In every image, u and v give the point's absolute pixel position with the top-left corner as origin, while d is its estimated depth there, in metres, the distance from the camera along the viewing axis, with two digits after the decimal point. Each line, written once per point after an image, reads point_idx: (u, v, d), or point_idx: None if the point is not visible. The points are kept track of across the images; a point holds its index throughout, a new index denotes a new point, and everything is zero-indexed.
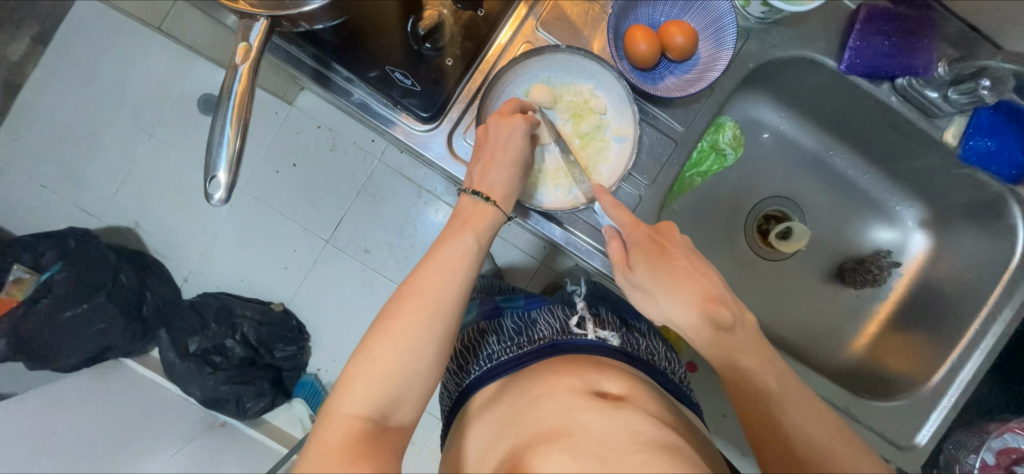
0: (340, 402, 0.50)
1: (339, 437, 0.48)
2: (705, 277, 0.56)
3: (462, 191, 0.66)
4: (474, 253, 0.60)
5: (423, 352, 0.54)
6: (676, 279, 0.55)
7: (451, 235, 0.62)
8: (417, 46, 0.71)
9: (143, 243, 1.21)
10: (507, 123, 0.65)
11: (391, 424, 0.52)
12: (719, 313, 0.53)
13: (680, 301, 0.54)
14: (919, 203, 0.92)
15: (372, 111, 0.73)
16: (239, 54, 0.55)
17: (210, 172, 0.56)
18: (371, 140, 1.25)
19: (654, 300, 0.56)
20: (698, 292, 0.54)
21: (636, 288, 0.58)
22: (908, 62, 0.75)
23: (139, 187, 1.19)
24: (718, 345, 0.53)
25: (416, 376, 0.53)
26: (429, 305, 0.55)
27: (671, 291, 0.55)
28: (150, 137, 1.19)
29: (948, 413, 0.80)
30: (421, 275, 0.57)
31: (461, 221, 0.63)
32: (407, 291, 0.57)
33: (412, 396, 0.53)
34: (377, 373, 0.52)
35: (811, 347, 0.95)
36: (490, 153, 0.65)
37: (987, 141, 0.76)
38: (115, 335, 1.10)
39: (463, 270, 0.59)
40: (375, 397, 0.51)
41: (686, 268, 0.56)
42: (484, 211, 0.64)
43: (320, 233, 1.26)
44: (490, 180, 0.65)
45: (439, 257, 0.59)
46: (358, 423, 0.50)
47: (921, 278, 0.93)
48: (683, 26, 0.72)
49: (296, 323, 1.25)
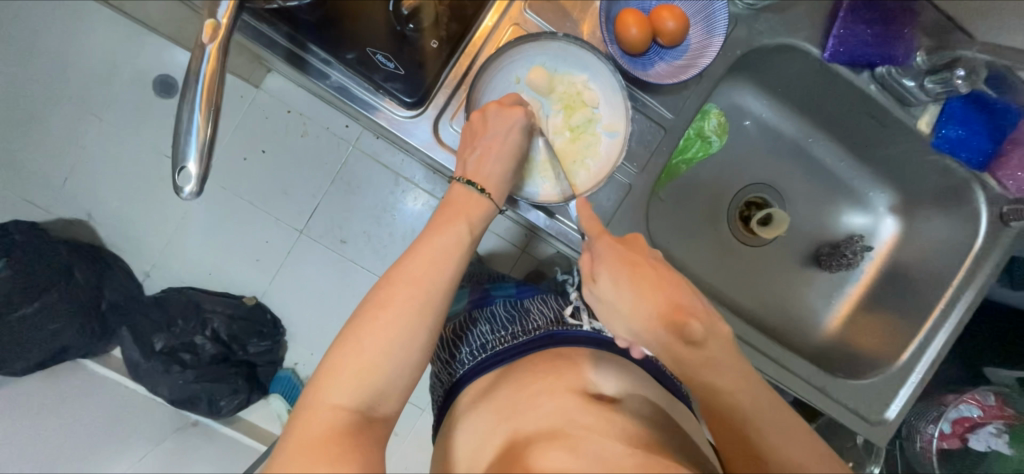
0: (324, 392, 0.48)
1: (323, 429, 0.46)
2: (671, 286, 0.53)
3: (455, 178, 0.64)
4: (466, 243, 0.58)
5: (412, 345, 0.52)
6: (641, 289, 0.52)
7: (442, 221, 0.59)
8: (400, 27, 0.66)
9: (98, 236, 1.12)
10: (506, 115, 0.63)
11: (376, 415, 0.50)
12: (689, 326, 0.50)
13: (649, 313, 0.51)
14: (890, 189, 0.96)
15: (352, 96, 0.69)
16: (206, 32, 0.51)
17: (178, 162, 0.51)
18: (345, 125, 1.19)
19: (621, 313, 0.53)
20: (664, 304, 0.52)
21: (602, 302, 0.55)
22: (890, 52, 0.77)
23: (89, 176, 1.10)
24: (692, 363, 0.51)
25: (403, 369, 0.51)
26: (420, 295, 0.53)
27: (637, 302, 0.52)
28: (99, 121, 1.10)
29: (916, 388, 0.85)
30: (412, 264, 0.55)
31: (451, 209, 0.60)
32: (396, 276, 0.54)
33: (400, 387, 0.51)
34: (363, 364, 0.49)
35: (787, 328, 0.99)
36: (487, 146, 0.63)
37: (959, 129, 0.79)
38: (70, 336, 1.00)
39: (455, 262, 0.56)
40: (361, 387, 0.49)
41: (654, 276, 0.53)
42: (477, 202, 0.62)
43: (294, 224, 1.20)
44: (485, 170, 0.63)
45: (429, 246, 0.56)
46: (344, 414, 0.47)
47: (891, 261, 0.97)
48: (675, 11, 0.71)
49: (270, 317, 1.20)
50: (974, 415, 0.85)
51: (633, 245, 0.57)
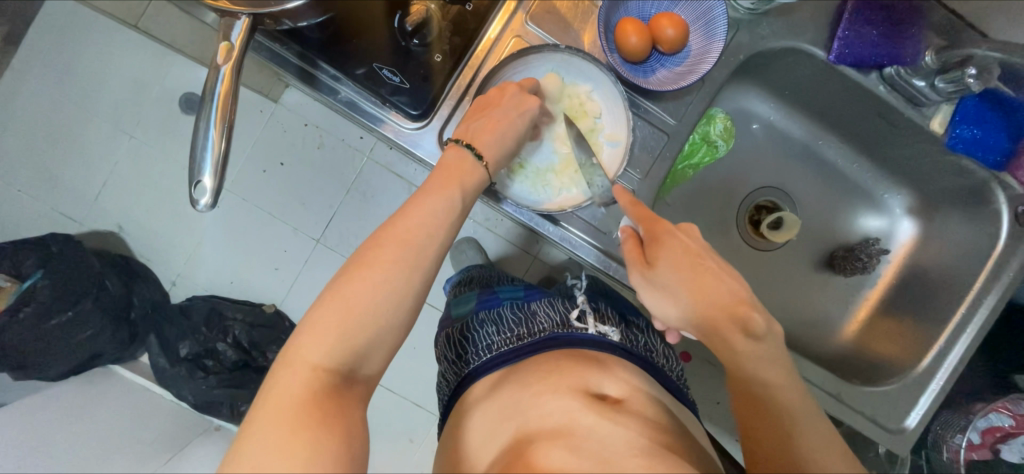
0: (305, 349, 0.49)
1: (302, 389, 0.47)
2: (734, 280, 0.54)
3: (453, 142, 0.63)
4: (458, 210, 0.58)
5: (399, 309, 0.52)
6: (702, 278, 0.53)
7: (436, 186, 0.58)
8: (405, 43, 0.69)
9: (128, 247, 1.18)
10: (525, 99, 0.66)
11: (357, 376, 0.51)
12: (750, 321, 0.52)
13: (706, 301, 0.53)
14: (906, 190, 0.94)
15: (360, 109, 0.72)
16: (221, 54, 0.54)
17: (194, 176, 0.54)
18: (359, 137, 1.23)
19: (675, 300, 0.55)
20: (727, 296, 0.53)
21: (654, 288, 0.56)
22: (897, 51, 0.76)
23: (120, 190, 1.16)
24: (746, 355, 0.53)
25: (385, 331, 0.51)
26: (408, 261, 0.53)
27: (695, 296, 0.53)
28: (130, 138, 1.16)
29: (937, 396, 0.83)
30: (403, 227, 0.54)
31: (445, 171, 0.60)
32: (386, 237, 0.54)
33: (382, 349, 0.52)
34: (347, 324, 0.50)
35: (800, 333, 0.97)
36: (494, 119, 0.64)
37: (972, 129, 0.77)
38: (104, 343, 1.07)
39: (446, 230, 0.56)
40: (342, 349, 0.49)
41: (713, 270, 0.54)
42: (470, 167, 0.61)
43: (311, 233, 1.24)
44: (486, 140, 0.63)
45: (421, 209, 0.56)
46: (323, 374, 0.48)
47: (908, 264, 0.94)
48: (674, 18, 0.72)
49: (288, 324, 1.23)
50: (1006, 425, 0.82)
51: (691, 236, 0.57)
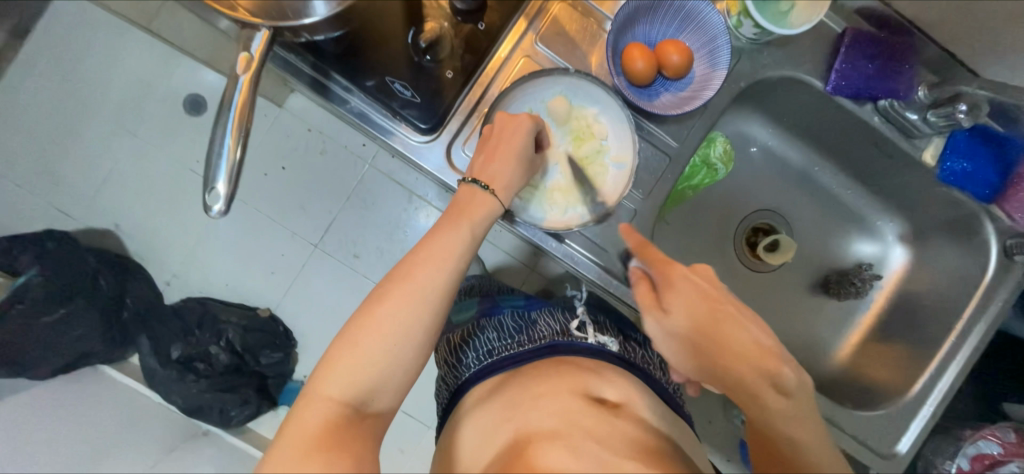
0: (320, 385, 0.50)
1: (317, 421, 0.48)
2: (754, 325, 0.52)
3: (461, 179, 0.65)
4: (468, 244, 0.59)
5: (410, 341, 0.53)
6: (724, 330, 0.51)
7: (447, 223, 0.60)
8: (418, 58, 0.71)
9: (126, 246, 1.18)
10: (511, 118, 0.66)
11: (370, 411, 0.51)
12: (775, 373, 0.50)
13: (726, 353, 0.51)
14: (898, 218, 0.96)
15: (370, 121, 0.73)
16: (240, 64, 0.55)
17: (208, 183, 0.55)
18: (363, 144, 1.24)
19: (693, 352, 0.52)
20: (748, 345, 0.51)
21: (668, 334, 0.53)
22: (891, 86, 0.79)
23: (121, 190, 1.16)
24: (770, 406, 0.52)
25: (397, 366, 0.52)
26: (416, 294, 0.54)
27: (718, 346, 0.51)
28: (133, 137, 1.17)
29: (927, 422, 0.84)
30: (415, 262, 0.56)
31: (455, 208, 0.62)
32: (397, 274, 0.55)
33: (394, 383, 0.53)
34: (361, 359, 0.51)
35: (793, 355, 0.98)
36: (494, 147, 0.65)
37: (963, 163, 0.80)
38: (94, 342, 1.06)
39: (456, 261, 0.57)
40: (355, 383, 0.50)
41: (732, 314, 0.52)
42: (481, 201, 0.62)
43: (310, 238, 1.24)
44: (492, 171, 0.64)
45: (434, 244, 0.58)
46: (337, 408, 0.49)
47: (899, 290, 0.97)
48: (679, 46, 0.74)
49: (283, 329, 1.23)
50: (994, 452, 0.83)
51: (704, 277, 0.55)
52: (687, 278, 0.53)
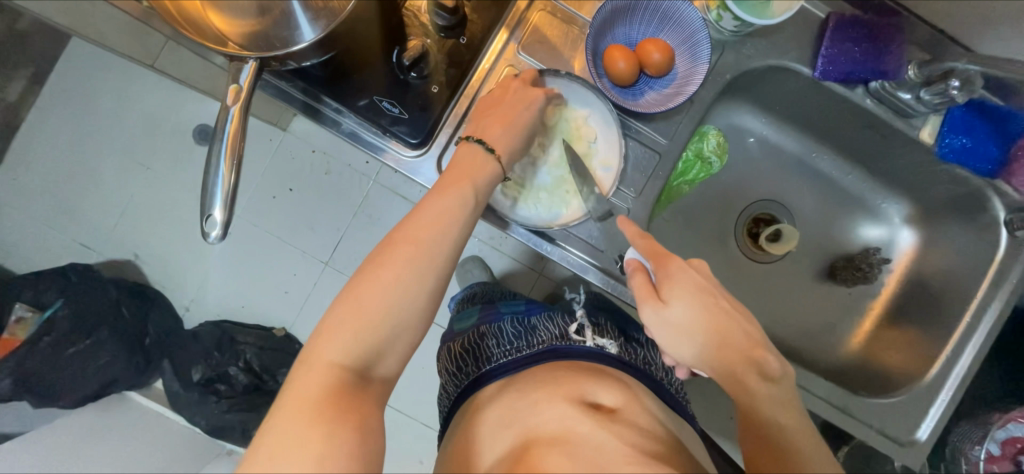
0: (320, 351, 0.50)
1: (317, 389, 0.47)
2: (746, 320, 0.54)
3: (465, 139, 0.66)
4: (470, 206, 0.60)
5: (414, 296, 0.53)
6: (719, 323, 0.52)
7: (449, 184, 0.61)
8: (403, 75, 0.72)
9: (143, 274, 1.22)
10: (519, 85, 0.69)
11: (373, 376, 0.52)
12: (765, 362, 0.52)
13: (722, 345, 0.52)
14: (904, 200, 0.94)
15: (361, 139, 0.76)
16: (230, 96, 0.57)
17: (206, 210, 0.57)
18: (365, 162, 1.27)
19: (692, 341, 0.52)
20: (742, 339, 0.52)
21: (667, 325, 0.52)
22: (879, 67, 0.78)
23: (136, 221, 1.21)
24: (760, 395, 0.52)
25: (402, 327, 0.53)
26: (421, 254, 0.55)
27: (712, 337, 0.52)
28: (145, 170, 1.22)
29: (947, 407, 0.81)
30: (417, 226, 0.56)
31: (460, 168, 0.63)
32: (400, 236, 0.55)
33: (400, 345, 0.54)
34: (364, 321, 0.51)
35: (804, 345, 0.97)
36: (501, 111, 0.67)
37: (962, 138, 0.78)
38: (119, 370, 1.11)
39: (456, 224, 0.58)
40: (358, 345, 0.51)
41: (727, 307, 0.53)
42: (485, 162, 0.64)
43: (319, 256, 1.27)
44: (495, 133, 0.66)
45: (434, 207, 0.58)
46: (338, 372, 0.49)
47: (911, 273, 0.94)
48: (660, 44, 0.75)
49: (298, 347, 1.25)
50: None
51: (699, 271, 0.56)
52: (683, 268, 0.53)
